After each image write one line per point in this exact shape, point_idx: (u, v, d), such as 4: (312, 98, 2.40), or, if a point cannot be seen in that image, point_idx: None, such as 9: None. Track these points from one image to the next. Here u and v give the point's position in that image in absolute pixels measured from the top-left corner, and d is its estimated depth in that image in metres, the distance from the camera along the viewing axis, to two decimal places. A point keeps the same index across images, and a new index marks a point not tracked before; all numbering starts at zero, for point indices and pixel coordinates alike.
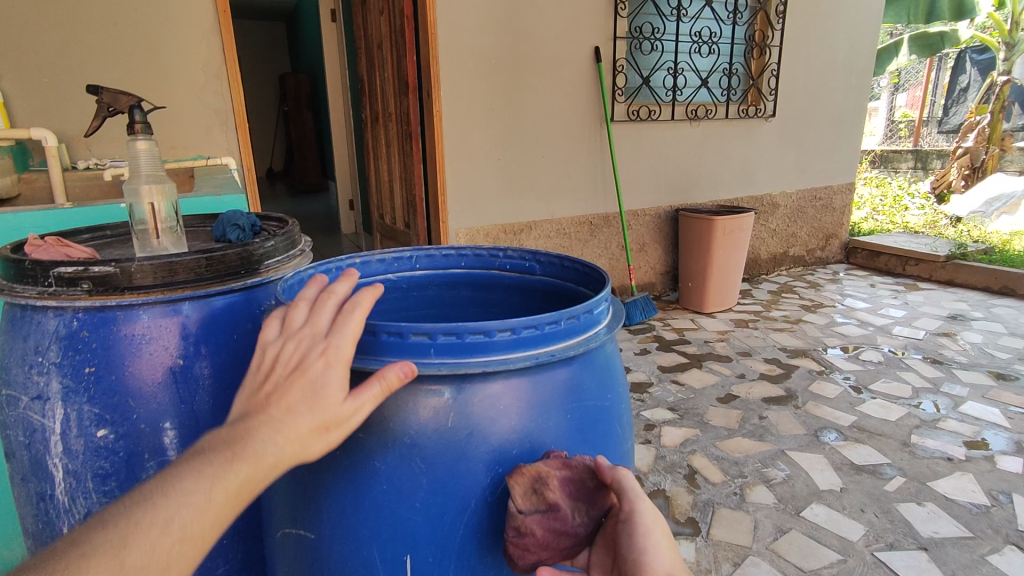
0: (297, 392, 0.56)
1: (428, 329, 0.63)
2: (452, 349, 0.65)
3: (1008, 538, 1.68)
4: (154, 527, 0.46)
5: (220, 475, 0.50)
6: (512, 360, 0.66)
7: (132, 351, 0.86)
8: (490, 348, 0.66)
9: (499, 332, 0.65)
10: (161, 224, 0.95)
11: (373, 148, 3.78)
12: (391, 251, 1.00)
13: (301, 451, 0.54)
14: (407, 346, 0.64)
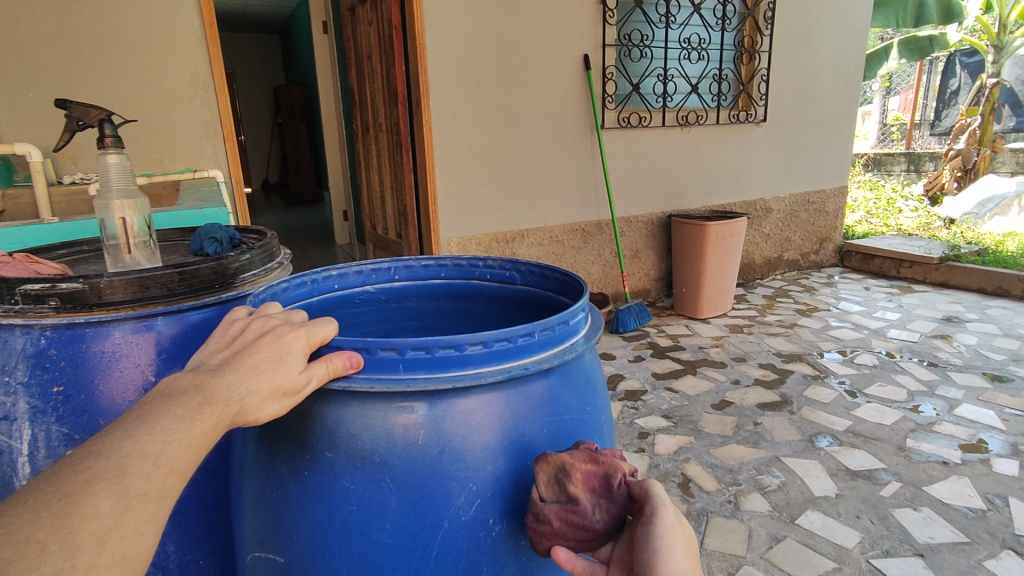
0: (264, 351, 0.59)
1: (397, 344, 0.62)
2: (421, 365, 0.63)
3: (1005, 542, 1.66)
4: (147, 458, 0.47)
5: (198, 414, 0.52)
6: (485, 375, 0.65)
7: (103, 368, 0.85)
8: (461, 363, 0.64)
9: (469, 348, 0.64)
10: (133, 238, 0.95)
11: (365, 159, 3.78)
12: (368, 262, 0.98)
13: (257, 407, 0.57)
14: (376, 361, 0.63)
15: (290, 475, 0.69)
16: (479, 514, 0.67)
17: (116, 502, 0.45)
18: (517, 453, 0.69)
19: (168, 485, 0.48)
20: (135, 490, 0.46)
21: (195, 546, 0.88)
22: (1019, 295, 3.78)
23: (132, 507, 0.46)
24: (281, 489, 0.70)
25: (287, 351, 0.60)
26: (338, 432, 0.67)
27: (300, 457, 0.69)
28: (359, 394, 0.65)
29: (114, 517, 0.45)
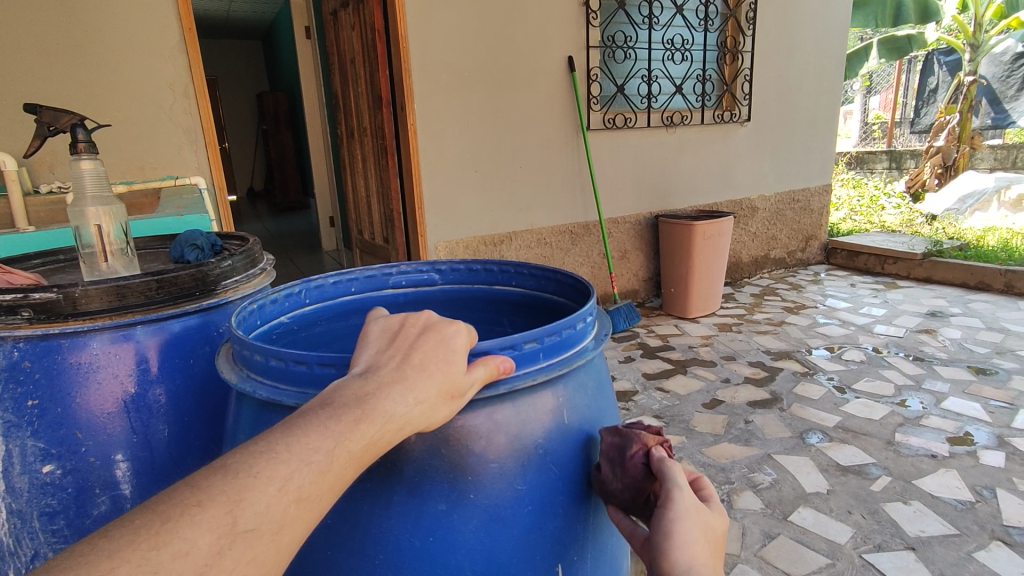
0: (431, 350, 0.53)
1: (538, 334, 0.62)
2: (552, 351, 0.64)
3: (993, 534, 1.67)
4: (273, 482, 0.41)
5: (347, 434, 0.45)
6: (589, 346, 0.71)
7: (83, 380, 0.83)
8: (575, 340, 0.68)
9: (579, 324, 0.68)
10: (110, 246, 0.93)
11: (350, 164, 3.76)
12: (281, 289, 0.86)
13: (428, 410, 0.51)
14: (521, 356, 0.61)
15: (451, 508, 0.61)
16: (564, 491, 0.67)
17: (221, 536, 0.39)
18: (565, 442, 0.67)
19: (287, 517, 0.42)
20: (245, 524, 0.39)
21: None
22: (1000, 289, 3.83)
23: (238, 544, 0.39)
24: (440, 527, 0.61)
25: (450, 348, 0.53)
26: (500, 441, 0.62)
27: (457, 480, 0.61)
28: (508, 393, 0.62)
29: (212, 556, 0.38)
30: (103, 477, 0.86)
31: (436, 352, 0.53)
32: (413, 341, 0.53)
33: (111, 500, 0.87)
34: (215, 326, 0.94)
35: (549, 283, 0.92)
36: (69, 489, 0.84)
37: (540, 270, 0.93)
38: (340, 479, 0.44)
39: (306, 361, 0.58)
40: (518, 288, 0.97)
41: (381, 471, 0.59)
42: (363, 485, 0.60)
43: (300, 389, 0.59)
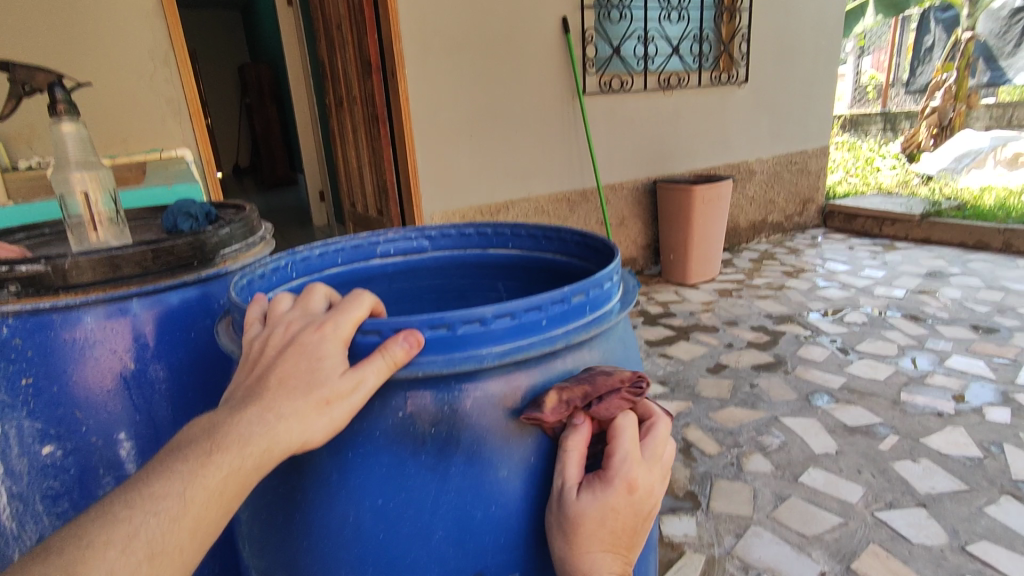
0: (293, 364, 0.49)
1: (562, 292, 0.56)
2: (573, 314, 0.58)
3: (1003, 488, 1.68)
4: (110, 546, 0.41)
5: (198, 472, 0.44)
6: (626, 298, 0.68)
7: (80, 356, 0.78)
8: (613, 293, 0.65)
9: (614, 278, 0.65)
10: (99, 215, 0.87)
11: (340, 135, 3.65)
12: (269, 262, 0.77)
13: (300, 427, 0.48)
14: (569, 309, 0.58)
15: (512, 474, 0.57)
16: None
17: None
18: None
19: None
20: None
21: None
22: (999, 248, 3.82)
23: None
24: (503, 494, 0.57)
25: (319, 358, 0.49)
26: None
27: (515, 445, 0.57)
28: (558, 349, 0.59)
29: None
30: (106, 457, 0.81)
31: (295, 372, 0.49)
32: (274, 361, 0.50)
33: (116, 482, 0.82)
34: (215, 298, 0.88)
35: (551, 242, 0.88)
36: (71, 471, 0.80)
37: (540, 230, 0.88)
38: (199, 521, 0.44)
39: None
40: (514, 251, 0.91)
41: (436, 443, 0.56)
42: (416, 460, 0.56)
43: None
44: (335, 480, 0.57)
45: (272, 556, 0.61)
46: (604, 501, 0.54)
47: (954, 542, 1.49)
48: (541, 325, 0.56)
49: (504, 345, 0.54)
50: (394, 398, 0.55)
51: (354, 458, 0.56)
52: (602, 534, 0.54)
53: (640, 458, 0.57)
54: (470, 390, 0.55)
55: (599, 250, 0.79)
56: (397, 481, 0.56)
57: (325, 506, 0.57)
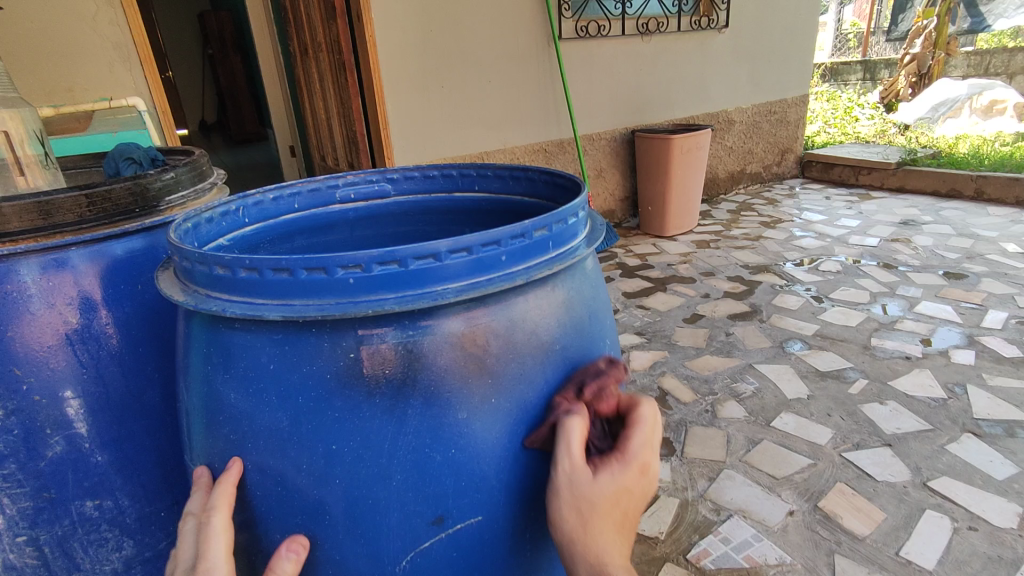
0: None
1: (522, 227, 0.53)
2: (534, 249, 0.55)
3: (965, 426, 1.73)
4: None
5: None
6: (593, 235, 0.65)
7: (15, 310, 0.73)
8: (579, 231, 0.62)
9: (580, 213, 0.62)
10: (26, 158, 0.81)
11: (306, 84, 3.48)
12: (217, 205, 0.72)
13: None
14: (531, 245, 0.55)
15: (473, 417, 0.55)
16: None
17: None
18: (561, 359, 0.60)
19: None
20: None
21: (153, 499, 0.87)
22: (971, 196, 3.86)
23: None
24: (465, 437, 0.55)
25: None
26: (519, 339, 0.56)
27: (476, 387, 0.55)
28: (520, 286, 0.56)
29: None
30: (52, 416, 0.77)
31: None
32: None
33: (67, 441, 0.78)
34: (164, 249, 0.83)
35: (518, 183, 0.84)
36: (14, 431, 0.75)
37: (506, 170, 0.84)
38: None
39: (287, 268, 0.49)
40: (482, 193, 0.87)
41: (392, 386, 0.53)
42: (370, 403, 0.53)
43: (282, 301, 0.50)
44: (287, 427, 0.54)
45: None
46: (621, 483, 0.55)
47: (916, 479, 1.53)
48: (500, 261, 0.53)
49: (461, 281, 0.51)
50: (345, 339, 0.52)
51: (307, 400, 0.53)
52: (614, 515, 0.55)
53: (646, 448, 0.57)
54: (427, 331, 0.53)
55: (569, 188, 0.75)
56: (350, 424, 0.53)
57: (278, 454, 0.54)
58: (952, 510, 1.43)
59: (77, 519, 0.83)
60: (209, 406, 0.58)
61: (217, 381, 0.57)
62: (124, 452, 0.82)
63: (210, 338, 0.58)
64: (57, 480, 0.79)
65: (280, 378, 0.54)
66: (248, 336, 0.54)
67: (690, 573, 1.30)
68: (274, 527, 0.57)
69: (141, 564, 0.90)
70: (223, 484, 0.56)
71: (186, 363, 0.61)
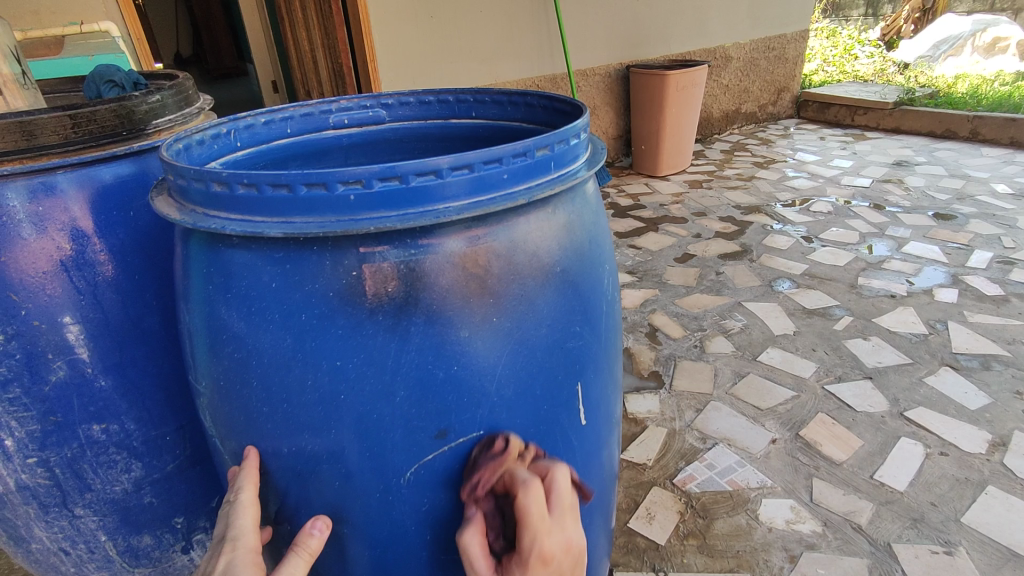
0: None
1: (523, 146, 0.52)
2: (535, 170, 0.54)
3: (942, 360, 1.79)
4: None
5: None
6: (593, 158, 0.64)
7: (5, 235, 0.72)
8: (579, 153, 0.61)
9: (581, 136, 0.61)
10: (7, 79, 0.77)
11: (286, 12, 3.30)
12: (208, 127, 0.70)
13: None
14: (533, 164, 0.54)
15: (473, 336, 0.56)
16: (559, 332, 0.61)
17: None
18: (559, 283, 0.60)
19: None
20: None
21: (158, 423, 0.87)
22: (965, 137, 3.83)
23: None
24: (465, 356, 0.56)
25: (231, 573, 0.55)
26: (520, 259, 0.57)
27: (477, 305, 0.55)
28: (521, 206, 0.56)
29: None
30: (53, 341, 0.76)
31: None
32: None
33: (69, 366, 0.78)
34: (152, 174, 0.81)
35: (516, 109, 0.81)
36: (16, 355, 0.75)
37: (505, 95, 0.81)
38: None
39: (287, 184, 0.48)
40: (482, 120, 0.84)
41: (393, 304, 0.53)
42: (373, 320, 0.54)
43: (282, 219, 0.50)
44: (291, 343, 0.55)
45: (230, 420, 0.61)
46: None
47: (893, 409, 1.60)
48: (502, 180, 0.52)
49: (462, 200, 0.51)
50: (347, 258, 0.52)
51: (312, 315, 0.54)
52: None
53: (552, 532, 0.57)
54: (427, 250, 0.53)
55: (569, 113, 0.73)
56: (354, 341, 0.54)
57: (282, 371, 0.55)
58: (925, 437, 1.51)
59: (85, 442, 0.83)
60: (212, 327, 0.58)
61: (219, 301, 0.57)
62: (127, 378, 0.82)
63: (210, 258, 0.57)
64: (63, 405, 0.80)
65: (283, 296, 0.54)
66: (250, 256, 0.54)
67: (677, 496, 1.37)
68: (280, 439, 0.58)
69: (150, 485, 0.89)
70: (246, 469, 0.60)
71: (185, 287, 0.62)
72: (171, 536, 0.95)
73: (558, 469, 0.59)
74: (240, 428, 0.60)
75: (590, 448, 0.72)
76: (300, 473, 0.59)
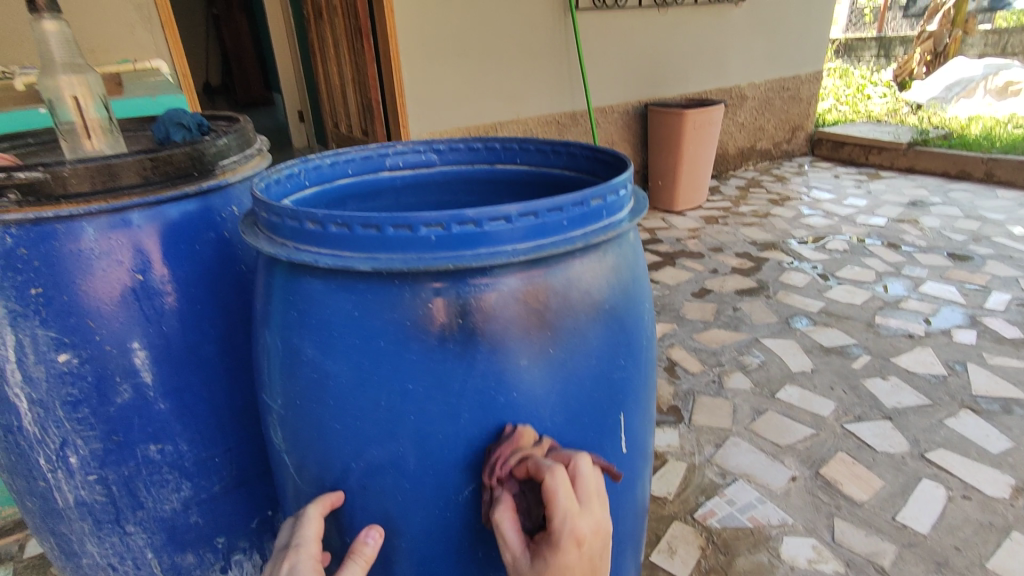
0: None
1: (581, 196, 0.58)
2: (591, 217, 0.60)
3: (963, 402, 1.80)
4: None
5: None
6: (637, 206, 0.70)
7: (83, 265, 0.78)
8: (625, 202, 0.66)
9: (627, 187, 0.66)
10: (93, 123, 0.84)
11: (318, 48, 3.44)
12: (284, 167, 0.77)
13: None
14: (588, 212, 0.59)
15: (530, 366, 0.61)
16: (606, 364, 0.65)
17: None
18: (608, 319, 0.65)
19: None
20: None
21: (209, 444, 0.91)
22: (980, 178, 3.87)
23: None
24: (522, 384, 0.61)
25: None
26: (575, 297, 0.62)
27: (535, 337, 0.60)
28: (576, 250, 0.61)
29: None
30: (121, 365, 0.82)
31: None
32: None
33: (134, 389, 0.83)
34: (216, 211, 0.87)
35: (559, 157, 0.87)
36: (88, 377, 0.81)
37: (548, 144, 0.87)
38: None
39: (375, 225, 0.54)
40: (526, 167, 0.90)
41: (460, 335, 0.58)
42: (441, 349, 0.59)
43: (368, 254, 0.55)
44: (367, 366, 0.60)
45: (301, 434, 0.66)
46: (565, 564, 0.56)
47: (914, 450, 1.61)
48: (562, 226, 0.58)
49: (527, 244, 0.56)
50: (423, 291, 0.57)
51: (386, 341, 0.59)
52: None
53: (581, 508, 0.57)
54: (492, 285, 0.58)
55: (610, 163, 0.78)
56: (423, 367, 0.59)
57: (358, 390, 0.61)
58: (947, 479, 1.51)
59: (142, 461, 0.87)
60: (291, 350, 0.64)
61: (299, 329, 0.63)
62: (184, 401, 0.87)
63: (293, 287, 0.63)
64: (125, 425, 0.84)
65: (361, 323, 0.59)
66: (332, 287, 0.60)
67: (698, 530, 1.38)
68: (347, 455, 0.64)
69: (197, 505, 0.94)
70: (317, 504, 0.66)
71: (267, 311, 0.68)
72: (212, 555, 0.99)
73: (579, 457, 0.59)
74: (313, 442, 0.66)
75: (628, 476, 0.76)
76: (364, 487, 0.65)
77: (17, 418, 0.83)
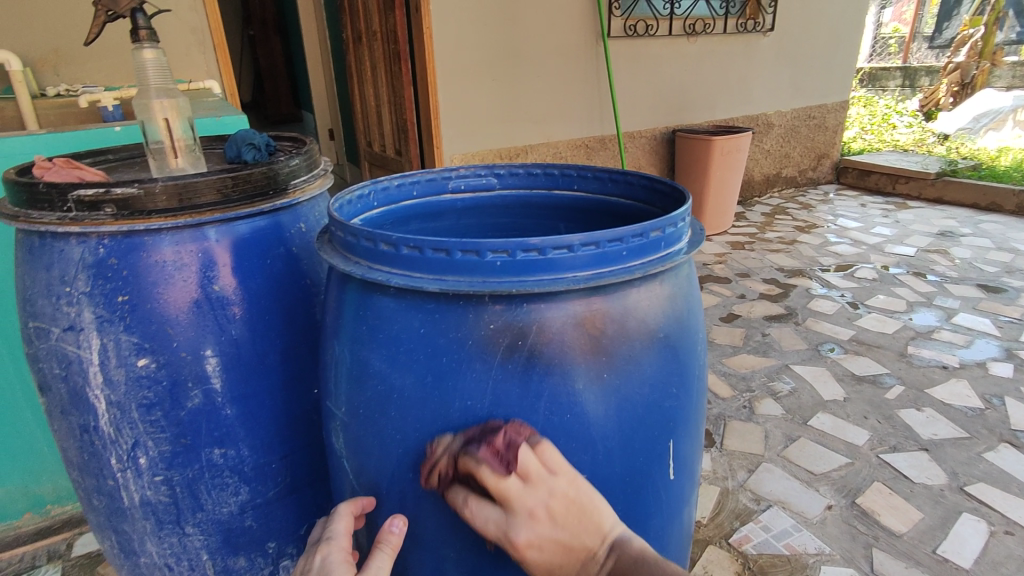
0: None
1: (640, 227, 0.61)
2: (650, 248, 0.62)
3: (1002, 436, 1.77)
4: None
5: None
6: (695, 238, 0.72)
7: (158, 277, 0.82)
8: (683, 234, 0.69)
9: (685, 219, 0.69)
10: (178, 143, 0.92)
11: (355, 71, 3.55)
12: (354, 189, 0.81)
13: None
14: (647, 243, 0.62)
15: (586, 389, 0.63)
16: (657, 390, 0.67)
17: None
18: (661, 348, 0.67)
19: None
20: None
21: (267, 450, 0.94)
22: (1011, 210, 3.83)
23: None
24: (579, 406, 0.63)
25: (327, 572, 0.66)
26: (630, 324, 0.64)
27: (591, 362, 0.63)
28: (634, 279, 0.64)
29: None
30: (193, 371, 0.85)
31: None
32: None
33: (204, 395, 0.87)
34: (285, 228, 0.91)
35: (615, 185, 0.90)
36: (162, 382, 0.85)
37: (605, 172, 0.90)
38: None
39: (446, 249, 0.58)
40: (584, 192, 0.93)
41: (521, 357, 0.61)
42: (501, 369, 0.61)
43: (437, 276, 0.59)
44: (431, 381, 0.63)
45: (365, 443, 0.69)
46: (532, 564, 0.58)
47: (953, 483, 1.59)
48: (621, 256, 0.61)
49: (588, 272, 0.59)
50: (487, 312, 0.60)
51: (450, 358, 0.62)
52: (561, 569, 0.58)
53: (505, 521, 0.57)
54: (553, 311, 0.61)
55: (667, 193, 0.81)
56: (485, 385, 0.61)
57: (422, 403, 0.63)
58: (988, 514, 1.49)
59: (206, 464, 0.90)
60: (359, 363, 0.67)
61: (367, 343, 0.66)
62: (248, 407, 0.90)
63: (365, 302, 0.67)
64: (193, 429, 0.88)
65: (427, 340, 0.62)
66: (402, 305, 0.63)
67: (733, 556, 1.37)
68: (407, 465, 0.66)
69: (253, 509, 0.96)
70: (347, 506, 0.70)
71: (337, 323, 0.71)
72: (262, 559, 1.02)
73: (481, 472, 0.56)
74: (376, 451, 0.68)
75: (676, 501, 0.77)
76: (420, 497, 0.67)
77: (94, 419, 0.87)
